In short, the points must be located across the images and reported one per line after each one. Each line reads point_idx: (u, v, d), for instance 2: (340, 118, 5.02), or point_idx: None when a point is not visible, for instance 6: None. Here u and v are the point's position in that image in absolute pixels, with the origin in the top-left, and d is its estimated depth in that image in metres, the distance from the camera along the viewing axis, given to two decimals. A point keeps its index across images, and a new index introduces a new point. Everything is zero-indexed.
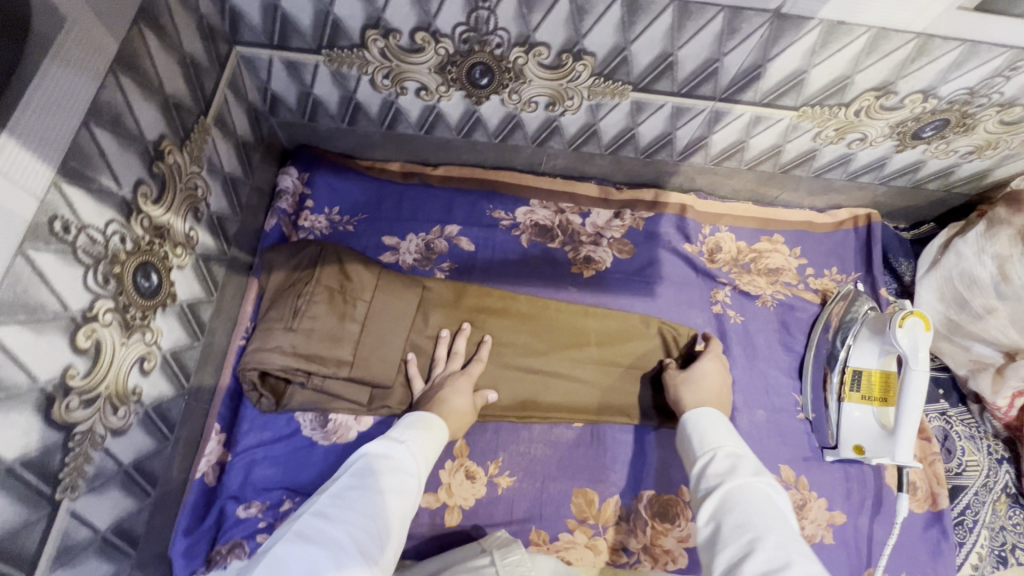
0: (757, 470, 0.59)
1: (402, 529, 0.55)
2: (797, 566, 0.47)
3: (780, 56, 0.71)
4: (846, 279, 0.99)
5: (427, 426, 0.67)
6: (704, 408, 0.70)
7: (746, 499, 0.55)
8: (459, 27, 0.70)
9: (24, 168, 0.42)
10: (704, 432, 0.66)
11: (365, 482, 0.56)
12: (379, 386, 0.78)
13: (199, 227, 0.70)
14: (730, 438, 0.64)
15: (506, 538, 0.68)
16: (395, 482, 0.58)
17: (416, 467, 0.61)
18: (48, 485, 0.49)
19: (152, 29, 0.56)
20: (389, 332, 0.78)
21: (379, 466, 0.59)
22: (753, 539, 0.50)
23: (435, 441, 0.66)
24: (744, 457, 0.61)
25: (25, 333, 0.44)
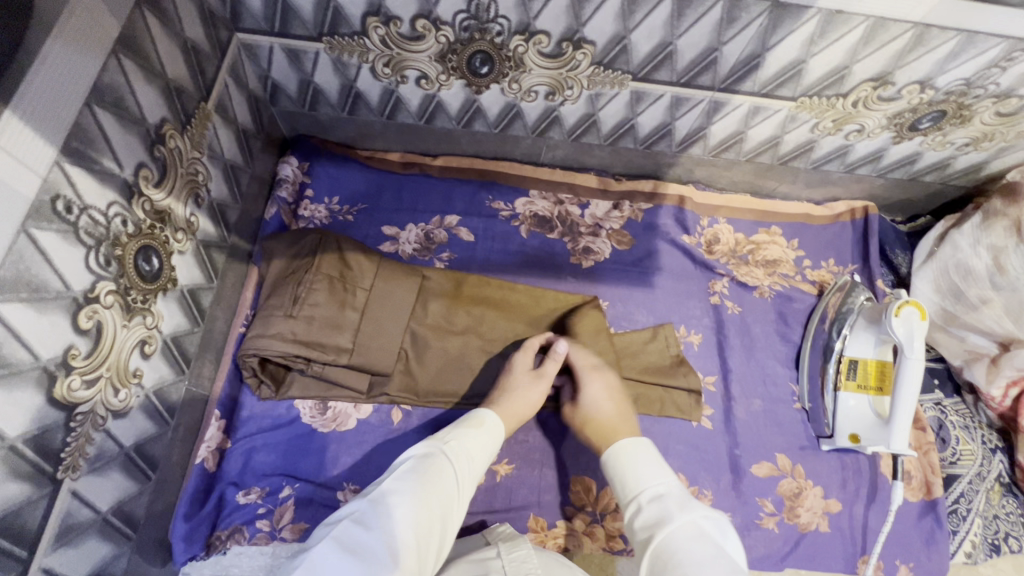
0: (681, 509, 0.58)
1: (441, 538, 0.54)
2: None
3: (778, 45, 0.71)
4: (844, 270, 1.00)
5: (473, 428, 0.65)
6: (618, 444, 0.67)
7: (675, 549, 0.54)
8: (460, 14, 0.70)
9: (27, 145, 0.43)
10: (625, 473, 0.64)
11: (406, 487, 0.55)
12: (379, 373, 0.78)
13: (200, 213, 0.70)
14: (650, 474, 0.62)
15: (510, 533, 0.70)
16: (436, 488, 0.56)
17: (457, 473, 0.60)
18: (50, 464, 0.49)
19: (154, 13, 0.56)
20: (389, 320, 0.78)
21: (422, 470, 0.57)
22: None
23: (483, 445, 0.65)
24: (667, 494, 0.60)
25: (28, 312, 0.45)
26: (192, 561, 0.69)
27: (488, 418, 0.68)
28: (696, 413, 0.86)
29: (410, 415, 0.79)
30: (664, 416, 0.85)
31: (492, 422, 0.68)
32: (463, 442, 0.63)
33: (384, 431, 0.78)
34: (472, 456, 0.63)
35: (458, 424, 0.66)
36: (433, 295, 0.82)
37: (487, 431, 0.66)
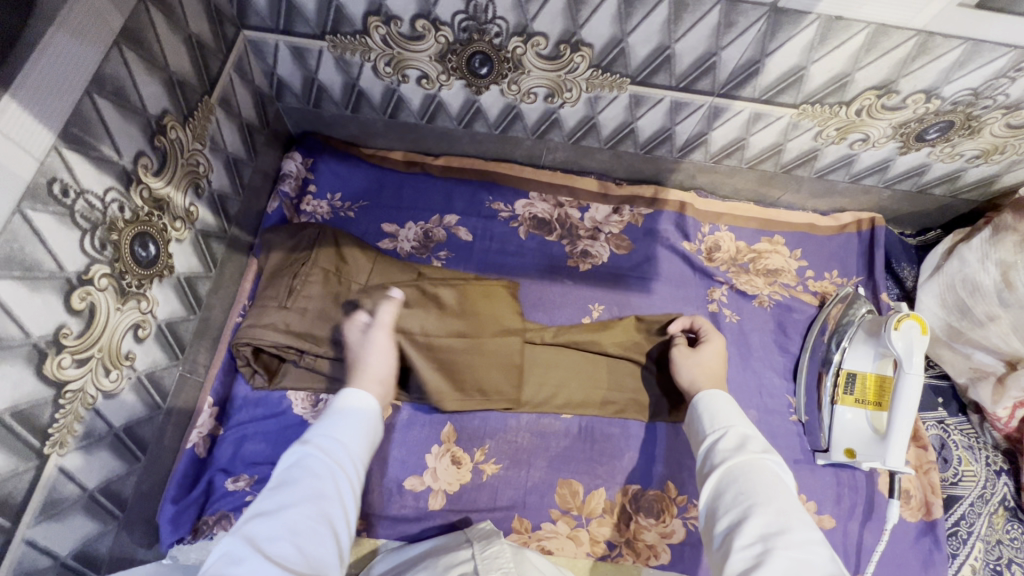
0: (764, 448, 0.61)
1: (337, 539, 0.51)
2: (793, 532, 0.50)
3: (778, 51, 0.70)
4: (847, 282, 0.98)
5: (342, 418, 0.62)
6: (719, 393, 0.71)
7: (750, 471, 0.57)
8: (458, 15, 0.71)
9: (26, 131, 0.45)
10: (716, 412, 0.67)
11: (299, 506, 0.51)
12: None
13: (200, 203, 0.72)
14: (738, 418, 0.66)
15: (489, 530, 0.71)
16: (322, 494, 0.53)
17: (342, 472, 0.56)
18: (37, 439, 0.50)
19: (159, 9, 0.59)
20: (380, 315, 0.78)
21: (303, 479, 0.54)
22: (754, 508, 0.53)
23: (363, 432, 0.62)
24: (753, 435, 0.63)
25: (21, 290, 0.46)
26: (180, 543, 0.70)
27: (357, 402, 0.65)
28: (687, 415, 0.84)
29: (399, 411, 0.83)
30: (653, 421, 0.85)
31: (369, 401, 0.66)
32: (341, 433, 0.60)
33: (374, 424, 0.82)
34: (358, 448, 0.60)
35: (327, 419, 0.62)
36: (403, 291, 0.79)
37: (359, 419, 0.63)
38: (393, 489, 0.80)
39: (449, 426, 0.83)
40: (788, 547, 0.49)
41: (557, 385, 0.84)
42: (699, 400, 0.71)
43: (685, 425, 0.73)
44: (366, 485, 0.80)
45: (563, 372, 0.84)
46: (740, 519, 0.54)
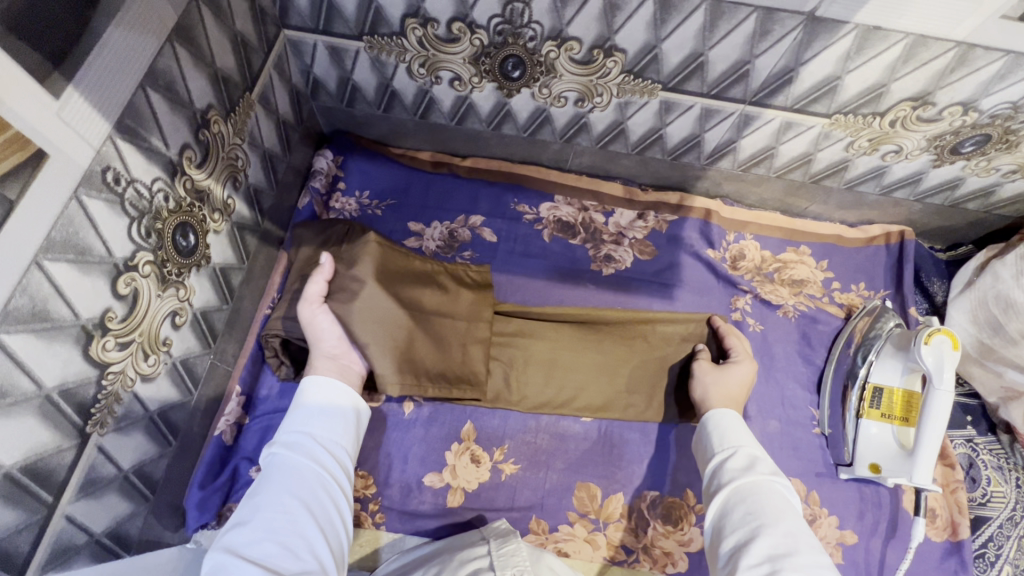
0: (772, 470, 0.63)
1: (325, 522, 0.58)
2: (800, 554, 0.52)
3: (813, 60, 0.70)
4: (874, 295, 0.97)
5: (312, 408, 0.66)
6: (733, 414, 0.71)
7: (758, 492, 0.59)
8: (494, 19, 0.72)
9: (85, 120, 0.46)
10: (726, 430, 0.69)
11: (281, 501, 0.57)
12: (380, 365, 0.68)
13: (237, 196, 0.74)
14: (748, 439, 0.68)
15: (504, 529, 0.71)
16: (302, 486, 0.59)
17: (318, 462, 0.62)
18: (81, 418, 0.51)
19: (210, 8, 0.61)
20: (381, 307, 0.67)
21: (280, 476, 0.59)
22: (759, 529, 0.56)
23: (332, 415, 0.67)
24: (762, 457, 0.65)
25: (74, 273, 0.48)
26: (204, 528, 0.72)
27: (322, 385, 0.68)
28: None
29: (421, 407, 0.84)
30: (665, 424, 0.85)
31: (326, 383, 0.68)
32: (305, 425, 0.64)
33: (396, 421, 0.83)
34: (326, 432, 0.65)
35: (297, 412, 0.66)
36: (361, 253, 0.69)
37: (329, 406, 0.67)
38: (412, 485, 0.81)
39: (468, 425, 0.83)
40: (796, 568, 0.51)
41: (577, 389, 0.84)
42: (710, 416, 0.71)
43: (694, 443, 0.74)
44: (386, 480, 0.80)
45: (582, 377, 0.84)
46: (745, 539, 0.56)
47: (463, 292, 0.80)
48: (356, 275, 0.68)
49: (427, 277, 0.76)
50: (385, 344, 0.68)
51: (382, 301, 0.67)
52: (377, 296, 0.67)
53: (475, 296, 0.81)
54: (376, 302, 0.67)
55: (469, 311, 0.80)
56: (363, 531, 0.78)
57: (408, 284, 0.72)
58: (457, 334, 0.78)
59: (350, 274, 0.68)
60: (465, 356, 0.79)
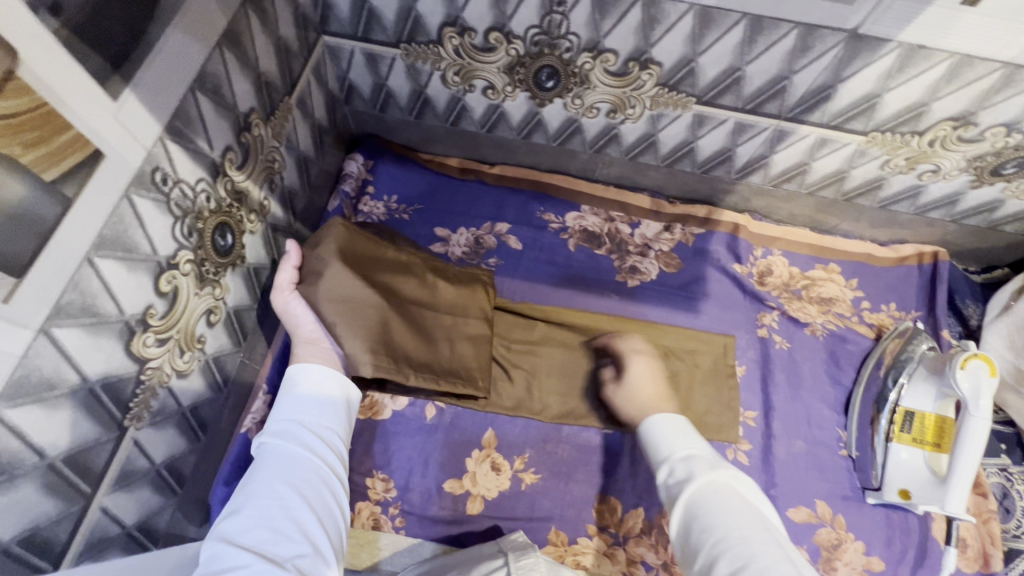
0: (712, 465, 0.57)
1: (322, 511, 0.53)
2: (763, 562, 0.46)
3: (853, 77, 0.70)
4: (905, 316, 0.95)
5: (296, 392, 0.61)
6: (659, 415, 0.65)
7: (707, 502, 0.53)
8: (532, 29, 0.73)
9: (139, 121, 0.47)
10: (658, 442, 0.62)
11: (271, 492, 0.52)
12: (352, 348, 0.67)
13: (273, 198, 0.75)
14: (680, 441, 0.61)
15: (524, 542, 0.70)
16: (294, 474, 0.54)
17: (310, 449, 0.57)
18: (120, 411, 0.52)
19: (257, 15, 0.62)
20: (351, 287, 0.67)
21: (268, 465, 0.55)
22: (716, 545, 0.49)
23: (321, 396, 0.62)
24: (698, 456, 0.58)
25: (121, 269, 0.49)
26: None
27: (311, 369, 0.63)
28: (732, 435, 0.84)
29: (443, 412, 0.84)
30: None
31: (317, 369, 0.63)
32: (294, 411, 0.60)
33: (417, 425, 0.84)
34: (316, 417, 0.60)
35: (283, 397, 0.61)
36: (327, 237, 0.70)
37: (318, 391, 0.62)
38: (432, 490, 0.80)
39: (489, 433, 0.83)
40: None
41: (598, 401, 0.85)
42: (640, 433, 0.66)
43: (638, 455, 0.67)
44: (406, 484, 0.80)
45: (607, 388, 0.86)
46: (706, 563, 0.49)
47: (442, 283, 0.80)
48: (323, 255, 0.68)
49: (400, 265, 0.76)
50: (353, 324, 0.66)
51: (351, 280, 0.67)
52: (345, 275, 0.67)
53: (455, 289, 0.81)
54: (345, 281, 0.67)
55: (450, 302, 0.80)
56: (383, 535, 0.78)
57: (380, 269, 0.73)
58: (439, 326, 0.78)
59: (316, 255, 0.68)
60: (452, 350, 0.79)
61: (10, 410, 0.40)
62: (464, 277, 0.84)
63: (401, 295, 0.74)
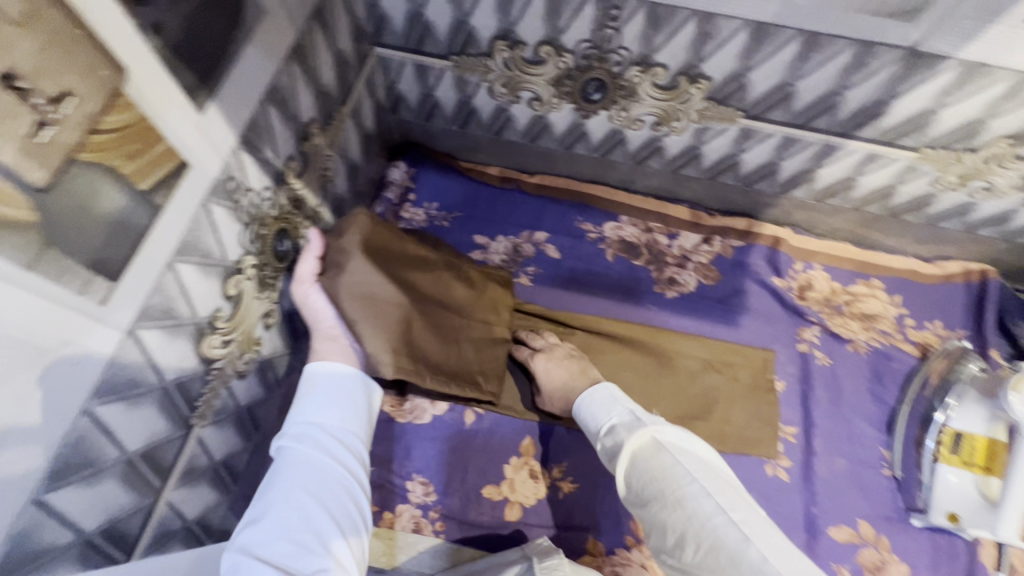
0: (633, 426, 0.60)
1: (342, 519, 0.54)
2: (691, 512, 0.50)
3: (908, 94, 0.69)
4: (952, 335, 0.93)
5: (315, 395, 0.63)
6: (585, 394, 0.69)
7: (639, 468, 0.56)
8: (583, 43, 0.74)
9: (218, 132, 0.49)
10: (590, 424, 0.67)
11: (292, 498, 0.53)
12: (375, 348, 0.65)
13: (325, 204, 0.78)
14: (605, 415, 0.65)
15: (547, 544, 0.68)
16: (315, 480, 0.55)
17: (330, 453, 0.58)
18: (188, 409, 0.54)
19: (321, 29, 0.65)
20: (373, 283, 0.64)
21: (289, 469, 0.56)
22: (659, 514, 0.53)
23: (342, 401, 0.63)
24: (618, 424, 0.62)
25: (196, 274, 0.51)
26: None
27: (329, 371, 0.64)
28: (773, 451, 0.84)
29: (482, 418, 0.85)
30: (733, 454, 0.83)
31: (338, 371, 0.65)
32: (315, 414, 0.61)
33: (457, 430, 0.85)
34: (337, 421, 0.61)
35: (301, 399, 0.63)
36: (352, 226, 0.66)
37: (337, 394, 0.63)
38: (471, 495, 0.81)
39: (528, 440, 0.84)
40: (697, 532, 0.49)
41: None
42: (577, 417, 0.70)
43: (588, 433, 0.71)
44: (446, 488, 0.81)
45: (644, 397, 0.85)
46: (656, 531, 0.53)
47: (456, 284, 0.78)
48: (346, 245, 0.65)
49: (421, 261, 0.73)
50: (378, 323, 0.64)
51: (373, 276, 0.64)
52: (367, 270, 0.64)
53: (471, 290, 0.79)
54: (368, 277, 0.64)
55: (466, 303, 0.78)
56: (422, 537, 0.78)
57: (404, 263, 0.69)
58: (455, 327, 0.76)
59: (338, 246, 0.65)
60: (464, 351, 0.77)
61: (100, 407, 0.43)
62: (479, 277, 0.81)
63: (424, 294, 0.72)
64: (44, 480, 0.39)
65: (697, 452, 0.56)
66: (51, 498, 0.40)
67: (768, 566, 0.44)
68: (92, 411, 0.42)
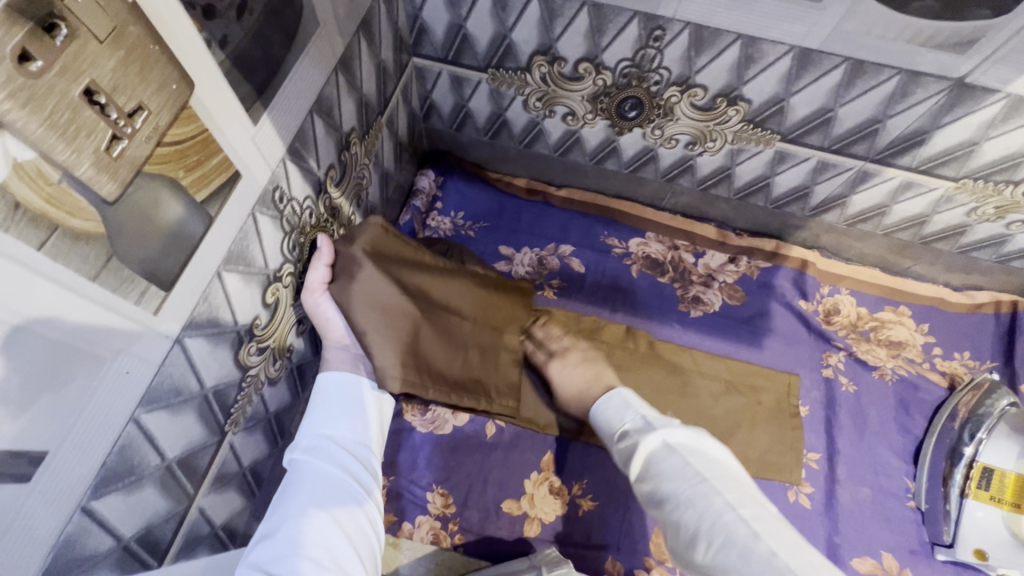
0: (649, 426, 0.62)
1: (352, 535, 0.54)
2: (712, 515, 0.52)
3: (951, 124, 0.69)
4: (980, 366, 0.91)
5: (328, 405, 0.63)
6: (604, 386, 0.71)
7: (659, 466, 0.58)
8: (623, 62, 0.74)
9: (270, 144, 0.50)
10: (602, 415, 0.68)
11: (306, 510, 0.53)
12: (383, 359, 0.63)
13: (358, 212, 0.78)
14: (618, 411, 0.66)
15: (558, 555, 0.71)
16: (327, 493, 0.55)
17: (342, 466, 0.59)
18: (223, 417, 0.54)
19: (366, 40, 0.65)
20: (383, 292, 0.64)
21: (302, 481, 0.56)
22: (675, 511, 0.55)
23: (354, 413, 0.63)
24: (631, 427, 0.64)
25: (240, 282, 0.51)
26: None
27: (341, 381, 0.64)
28: (796, 478, 0.82)
29: (503, 431, 0.85)
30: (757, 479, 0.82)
31: (350, 381, 0.64)
32: (328, 426, 0.61)
33: (478, 442, 0.84)
34: (349, 434, 0.62)
35: (314, 408, 0.63)
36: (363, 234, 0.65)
37: (349, 404, 0.63)
38: (490, 509, 0.80)
39: (548, 455, 0.84)
40: (719, 531, 0.51)
41: None
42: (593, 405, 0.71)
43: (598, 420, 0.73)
44: (465, 501, 0.80)
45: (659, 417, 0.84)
46: (673, 527, 0.55)
47: (473, 289, 0.77)
48: (355, 254, 0.63)
49: (431, 269, 0.72)
50: (387, 334, 0.63)
51: (381, 284, 0.64)
52: (376, 278, 0.63)
53: (474, 294, 0.76)
54: (376, 283, 0.63)
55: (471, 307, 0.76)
56: (441, 550, 0.77)
57: (414, 271, 0.69)
58: (467, 336, 0.75)
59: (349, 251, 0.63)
60: (477, 360, 0.76)
61: (146, 415, 0.43)
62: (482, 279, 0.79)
63: (433, 304, 0.70)
64: (91, 488, 0.39)
65: (709, 450, 0.58)
66: (96, 505, 0.40)
67: (779, 561, 0.47)
68: (139, 420, 0.42)
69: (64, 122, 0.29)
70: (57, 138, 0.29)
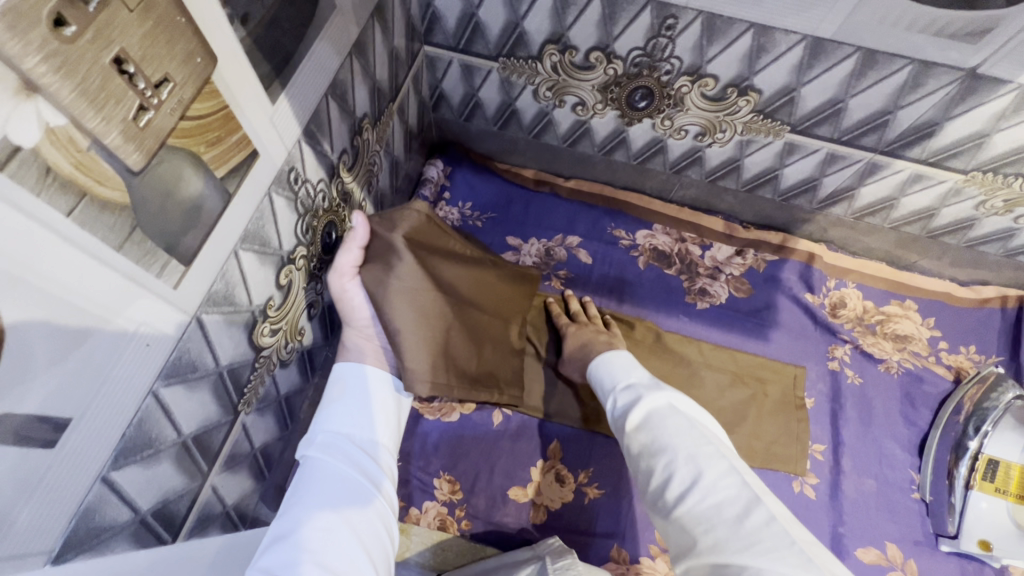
0: (657, 388, 0.64)
1: (365, 534, 0.54)
2: (710, 470, 0.54)
3: (962, 116, 0.69)
4: (986, 360, 0.91)
5: (345, 403, 0.64)
6: (616, 350, 0.75)
7: (662, 420, 0.60)
8: (634, 51, 0.74)
9: (286, 125, 0.50)
10: (604, 376, 0.71)
11: (319, 507, 0.54)
12: (416, 361, 0.64)
13: (368, 199, 0.78)
14: (625, 372, 0.69)
15: (560, 545, 0.69)
16: (341, 491, 0.56)
17: (356, 465, 0.59)
18: (237, 396, 0.55)
19: (380, 26, 0.65)
20: (422, 293, 0.64)
21: (315, 478, 0.56)
22: (668, 462, 0.56)
23: (370, 411, 0.64)
24: (639, 382, 0.67)
25: (254, 261, 0.51)
26: None
27: (359, 379, 0.65)
28: (801, 468, 0.83)
29: (510, 419, 0.86)
30: (763, 468, 0.82)
31: (368, 378, 0.66)
32: (344, 424, 0.62)
33: (484, 430, 0.85)
34: (365, 434, 0.62)
35: (330, 405, 0.64)
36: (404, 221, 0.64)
37: (366, 403, 0.64)
38: (496, 496, 0.80)
39: (555, 443, 0.84)
40: (715, 484, 0.52)
41: None
42: (592, 368, 0.75)
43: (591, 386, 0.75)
44: (472, 487, 0.81)
45: None
46: (659, 477, 0.56)
47: (486, 279, 0.75)
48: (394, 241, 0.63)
49: (464, 262, 0.72)
50: (421, 336, 0.64)
51: (420, 283, 0.64)
52: (416, 275, 0.63)
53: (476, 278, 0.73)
54: (415, 281, 0.63)
55: (473, 291, 0.73)
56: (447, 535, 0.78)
57: (451, 269, 0.69)
58: (485, 328, 0.75)
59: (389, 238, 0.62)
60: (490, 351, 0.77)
61: (164, 389, 0.43)
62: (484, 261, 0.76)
63: (462, 302, 0.70)
64: (111, 458, 0.40)
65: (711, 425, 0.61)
66: (115, 475, 0.41)
67: (773, 521, 0.48)
68: (157, 393, 0.42)
69: (94, 89, 0.29)
70: (87, 106, 0.29)
